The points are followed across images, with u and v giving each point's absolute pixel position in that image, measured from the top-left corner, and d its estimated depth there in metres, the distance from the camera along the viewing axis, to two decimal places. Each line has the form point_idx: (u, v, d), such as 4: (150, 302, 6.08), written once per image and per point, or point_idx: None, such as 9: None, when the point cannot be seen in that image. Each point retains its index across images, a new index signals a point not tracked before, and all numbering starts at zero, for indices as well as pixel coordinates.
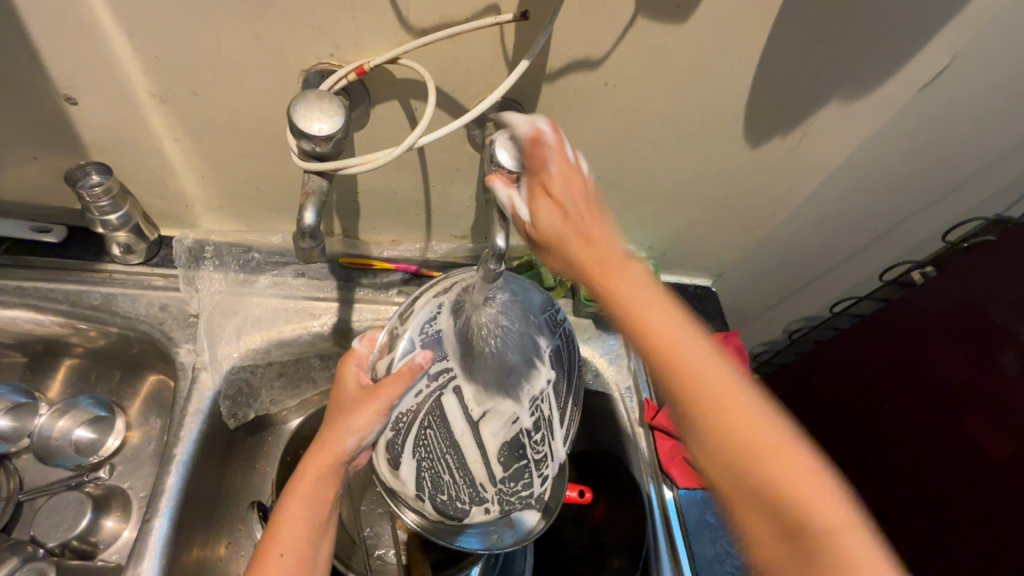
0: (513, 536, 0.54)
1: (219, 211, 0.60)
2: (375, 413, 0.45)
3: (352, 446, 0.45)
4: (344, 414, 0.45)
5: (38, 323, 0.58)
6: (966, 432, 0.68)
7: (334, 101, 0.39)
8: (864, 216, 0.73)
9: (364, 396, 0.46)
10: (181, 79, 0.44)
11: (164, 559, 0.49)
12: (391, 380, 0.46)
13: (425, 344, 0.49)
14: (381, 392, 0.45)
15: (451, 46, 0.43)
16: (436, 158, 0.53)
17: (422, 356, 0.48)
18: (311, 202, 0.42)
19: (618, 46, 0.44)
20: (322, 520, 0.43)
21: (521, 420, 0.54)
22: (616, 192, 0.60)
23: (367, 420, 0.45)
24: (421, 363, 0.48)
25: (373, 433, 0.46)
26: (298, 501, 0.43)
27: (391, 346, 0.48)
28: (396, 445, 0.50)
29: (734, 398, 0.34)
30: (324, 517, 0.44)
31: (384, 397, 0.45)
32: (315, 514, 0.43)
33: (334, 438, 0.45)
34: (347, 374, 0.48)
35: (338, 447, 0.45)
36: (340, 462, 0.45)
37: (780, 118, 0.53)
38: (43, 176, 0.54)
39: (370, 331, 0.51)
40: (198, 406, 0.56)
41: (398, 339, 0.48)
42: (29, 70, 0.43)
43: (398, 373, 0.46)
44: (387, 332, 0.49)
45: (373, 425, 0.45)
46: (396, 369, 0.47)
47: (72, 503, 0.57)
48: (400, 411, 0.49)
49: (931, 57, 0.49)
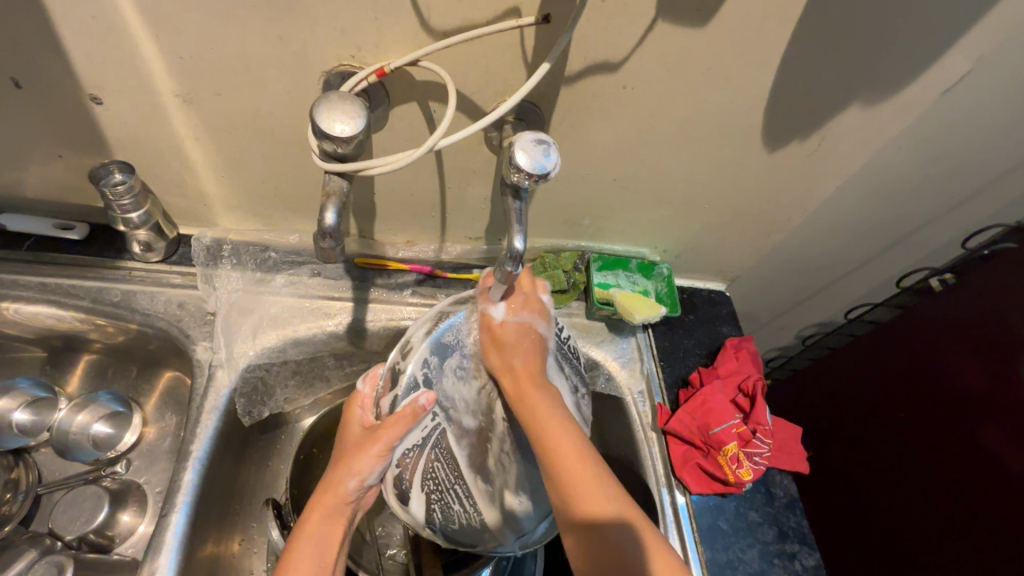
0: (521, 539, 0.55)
1: (237, 210, 0.60)
2: (377, 455, 0.47)
3: (355, 487, 0.47)
4: (348, 456, 0.48)
5: (59, 318, 0.59)
6: (988, 447, 0.66)
7: (356, 102, 0.39)
8: (882, 221, 0.72)
9: (367, 438, 0.48)
10: (204, 79, 0.45)
11: (180, 554, 0.50)
12: (392, 423, 0.48)
13: (425, 382, 0.51)
14: (383, 432, 0.47)
15: (472, 49, 0.43)
16: (453, 160, 0.53)
17: (425, 398, 0.49)
18: (332, 203, 0.42)
19: (637, 51, 0.44)
20: (331, 558, 0.45)
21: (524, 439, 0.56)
22: (632, 195, 0.60)
23: (371, 462, 0.47)
24: (424, 405, 0.49)
25: (376, 473, 0.48)
26: (304, 543, 0.45)
27: (393, 386, 0.51)
28: (403, 480, 0.50)
29: (579, 465, 0.46)
30: (332, 557, 0.45)
31: (386, 439, 0.47)
32: (324, 556, 0.45)
33: (339, 478, 0.47)
34: (353, 417, 0.52)
35: (343, 486, 0.47)
36: (344, 503, 0.47)
37: (799, 123, 0.53)
38: (66, 174, 0.55)
39: (372, 370, 0.55)
40: (214, 404, 0.57)
41: (401, 376, 0.50)
42: (57, 69, 0.44)
43: (401, 416, 0.48)
44: (389, 370, 0.51)
45: (375, 465, 0.47)
46: (397, 412, 0.49)
47: (90, 497, 0.57)
48: (406, 446, 0.50)
49: (954, 61, 0.49)
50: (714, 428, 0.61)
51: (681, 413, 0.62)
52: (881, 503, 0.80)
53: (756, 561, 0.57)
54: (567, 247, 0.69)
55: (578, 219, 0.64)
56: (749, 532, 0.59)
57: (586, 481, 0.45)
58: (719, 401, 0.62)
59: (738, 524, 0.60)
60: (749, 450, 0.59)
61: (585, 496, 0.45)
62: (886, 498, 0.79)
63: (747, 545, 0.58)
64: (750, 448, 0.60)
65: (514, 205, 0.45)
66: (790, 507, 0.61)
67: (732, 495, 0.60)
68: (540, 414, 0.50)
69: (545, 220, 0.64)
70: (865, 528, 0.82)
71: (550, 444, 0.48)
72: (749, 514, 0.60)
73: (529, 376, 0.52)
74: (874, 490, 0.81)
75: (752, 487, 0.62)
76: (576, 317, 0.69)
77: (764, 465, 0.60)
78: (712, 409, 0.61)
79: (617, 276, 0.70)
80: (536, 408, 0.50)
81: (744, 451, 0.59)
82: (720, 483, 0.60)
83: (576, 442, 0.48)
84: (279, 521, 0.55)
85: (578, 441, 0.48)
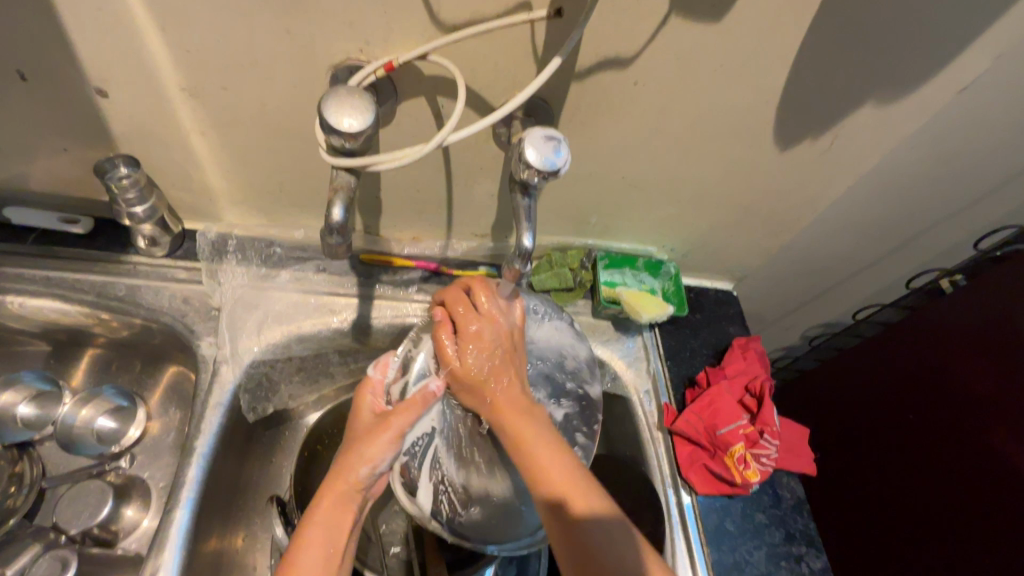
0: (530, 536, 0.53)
1: (243, 205, 0.60)
2: (390, 440, 0.48)
3: (367, 473, 0.47)
4: (360, 441, 0.48)
5: (64, 312, 0.59)
6: (996, 450, 0.66)
7: (364, 96, 0.39)
8: (893, 221, 0.71)
9: (379, 424, 0.49)
10: (211, 73, 0.44)
11: (184, 551, 0.50)
12: (404, 408, 0.49)
13: (438, 368, 0.54)
14: (396, 416, 0.49)
15: (482, 43, 0.42)
16: (461, 156, 0.52)
17: (435, 384, 0.51)
18: (339, 199, 0.42)
19: (648, 47, 0.44)
20: (341, 545, 0.45)
21: None
22: (640, 194, 0.60)
23: (384, 447, 0.48)
24: (434, 390, 0.51)
25: (388, 459, 0.48)
26: (315, 529, 0.45)
27: (405, 370, 0.53)
28: (411, 468, 0.51)
29: (562, 474, 0.45)
30: (339, 544, 0.45)
31: (399, 422, 0.49)
32: (334, 543, 0.45)
33: (350, 465, 0.47)
34: (363, 403, 0.51)
35: (353, 473, 0.47)
36: (355, 489, 0.47)
37: (813, 121, 0.52)
38: (71, 167, 0.55)
39: (382, 357, 0.54)
40: (218, 400, 0.56)
41: (413, 363, 0.53)
42: (63, 62, 0.43)
43: (412, 401, 0.50)
44: (401, 358, 0.53)
45: (387, 452, 0.48)
46: (410, 396, 0.51)
47: (95, 492, 0.57)
48: (417, 434, 0.52)
49: (972, 59, 0.48)
50: (722, 429, 0.60)
51: (688, 414, 0.62)
52: (887, 506, 0.79)
53: (762, 564, 0.57)
54: (573, 245, 0.68)
55: (585, 217, 0.63)
56: (756, 534, 0.59)
57: (569, 488, 0.45)
58: (727, 402, 0.61)
59: (745, 526, 0.59)
60: (757, 451, 0.59)
61: (575, 501, 0.44)
62: (893, 501, 0.78)
63: (754, 548, 0.58)
64: (757, 449, 0.59)
65: (523, 202, 0.44)
66: (797, 509, 0.61)
67: (739, 497, 0.60)
68: (521, 430, 0.48)
69: (552, 218, 0.63)
70: (870, 530, 0.82)
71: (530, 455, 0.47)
72: (756, 516, 0.60)
73: (505, 399, 0.50)
74: (880, 492, 0.81)
75: (759, 488, 0.61)
76: (583, 316, 0.69)
77: (772, 466, 0.59)
78: (719, 409, 0.61)
79: (624, 275, 0.68)
80: (511, 422, 0.49)
81: (751, 453, 0.59)
82: (727, 485, 0.59)
83: (558, 449, 0.47)
84: (284, 518, 0.55)
85: (554, 446, 0.47)
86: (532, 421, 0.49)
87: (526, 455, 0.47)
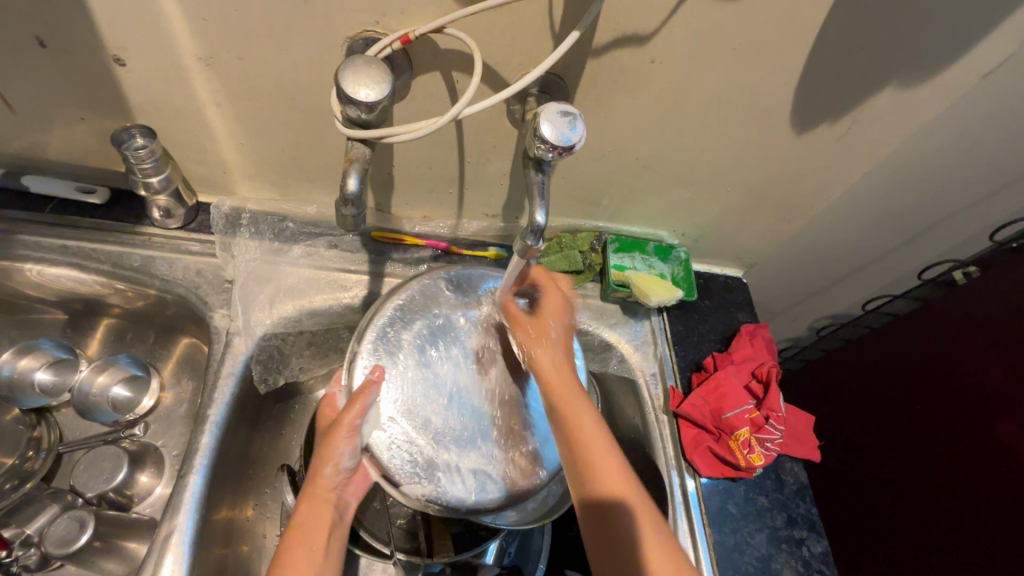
0: (527, 483, 0.51)
1: (256, 178, 0.60)
2: (345, 437, 0.48)
3: (331, 472, 0.48)
4: (321, 446, 0.49)
5: (81, 281, 0.60)
6: (999, 441, 0.66)
7: (382, 67, 0.39)
8: (906, 210, 0.71)
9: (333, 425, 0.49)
10: (227, 43, 0.44)
11: (197, 514, 0.51)
12: (349, 405, 0.48)
13: (380, 359, 0.51)
14: (344, 415, 0.48)
15: (498, 17, 0.42)
16: (474, 132, 0.52)
17: (375, 372, 0.49)
18: (354, 169, 0.42)
19: (668, 23, 0.43)
20: (322, 542, 0.47)
21: (502, 398, 0.53)
22: (653, 176, 0.59)
23: (341, 445, 0.48)
24: (375, 380, 0.49)
25: (349, 456, 0.48)
26: (295, 531, 0.47)
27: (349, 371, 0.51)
28: (382, 458, 0.48)
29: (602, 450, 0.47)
30: (324, 541, 0.47)
31: (348, 419, 0.47)
32: (315, 539, 0.47)
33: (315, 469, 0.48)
34: (324, 415, 0.53)
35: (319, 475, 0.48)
36: (328, 490, 0.49)
37: (831, 104, 0.51)
38: (88, 137, 0.55)
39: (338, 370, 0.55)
40: (231, 370, 0.57)
41: (355, 359, 0.51)
42: (80, 29, 0.43)
43: (355, 398, 0.48)
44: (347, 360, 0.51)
45: (344, 448, 0.48)
46: (353, 393, 0.49)
47: (110, 457, 0.59)
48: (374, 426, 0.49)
49: (997, 43, 0.47)
50: (727, 412, 0.60)
51: (694, 397, 0.62)
52: (887, 497, 0.80)
53: (763, 546, 0.58)
54: (584, 227, 0.68)
55: (597, 199, 0.63)
56: (758, 517, 0.59)
57: (609, 463, 0.47)
58: (733, 386, 0.61)
59: (747, 509, 0.60)
60: (762, 435, 0.59)
61: (603, 482, 0.46)
62: (894, 491, 0.79)
63: (756, 530, 0.58)
64: (762, 434, 0.59)
65: (536, 178, 0.45)
66: (800, 494, 0.61)
67: (742, 480, 0.60)
68: (564, 395, 0.50)
69: (563, 199, 0.63)
70: (873, 519, 0.82)
71: (571, 427, 0.49)
72: (759, 499, 0.60)
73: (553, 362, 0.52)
74: (885, 481, 0.81)
75: (764, 472, 0.62)
76: (591, 299, 0.69)
77: (776, 451, 0.60)
78: (725, 394, 0.61)
79: (633, 259, 0.68)
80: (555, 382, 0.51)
81: (756, 436, 0.59)
82: (731, 467, 0.60)
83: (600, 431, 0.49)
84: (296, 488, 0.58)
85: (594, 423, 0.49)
86: (579, 399, 0.50)
87: (575, 432, 0.48)
